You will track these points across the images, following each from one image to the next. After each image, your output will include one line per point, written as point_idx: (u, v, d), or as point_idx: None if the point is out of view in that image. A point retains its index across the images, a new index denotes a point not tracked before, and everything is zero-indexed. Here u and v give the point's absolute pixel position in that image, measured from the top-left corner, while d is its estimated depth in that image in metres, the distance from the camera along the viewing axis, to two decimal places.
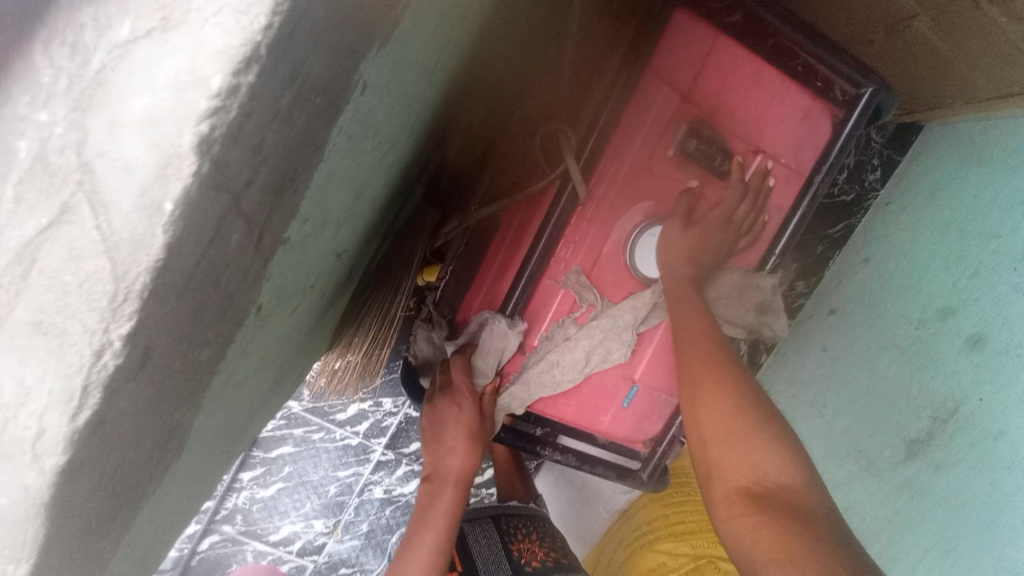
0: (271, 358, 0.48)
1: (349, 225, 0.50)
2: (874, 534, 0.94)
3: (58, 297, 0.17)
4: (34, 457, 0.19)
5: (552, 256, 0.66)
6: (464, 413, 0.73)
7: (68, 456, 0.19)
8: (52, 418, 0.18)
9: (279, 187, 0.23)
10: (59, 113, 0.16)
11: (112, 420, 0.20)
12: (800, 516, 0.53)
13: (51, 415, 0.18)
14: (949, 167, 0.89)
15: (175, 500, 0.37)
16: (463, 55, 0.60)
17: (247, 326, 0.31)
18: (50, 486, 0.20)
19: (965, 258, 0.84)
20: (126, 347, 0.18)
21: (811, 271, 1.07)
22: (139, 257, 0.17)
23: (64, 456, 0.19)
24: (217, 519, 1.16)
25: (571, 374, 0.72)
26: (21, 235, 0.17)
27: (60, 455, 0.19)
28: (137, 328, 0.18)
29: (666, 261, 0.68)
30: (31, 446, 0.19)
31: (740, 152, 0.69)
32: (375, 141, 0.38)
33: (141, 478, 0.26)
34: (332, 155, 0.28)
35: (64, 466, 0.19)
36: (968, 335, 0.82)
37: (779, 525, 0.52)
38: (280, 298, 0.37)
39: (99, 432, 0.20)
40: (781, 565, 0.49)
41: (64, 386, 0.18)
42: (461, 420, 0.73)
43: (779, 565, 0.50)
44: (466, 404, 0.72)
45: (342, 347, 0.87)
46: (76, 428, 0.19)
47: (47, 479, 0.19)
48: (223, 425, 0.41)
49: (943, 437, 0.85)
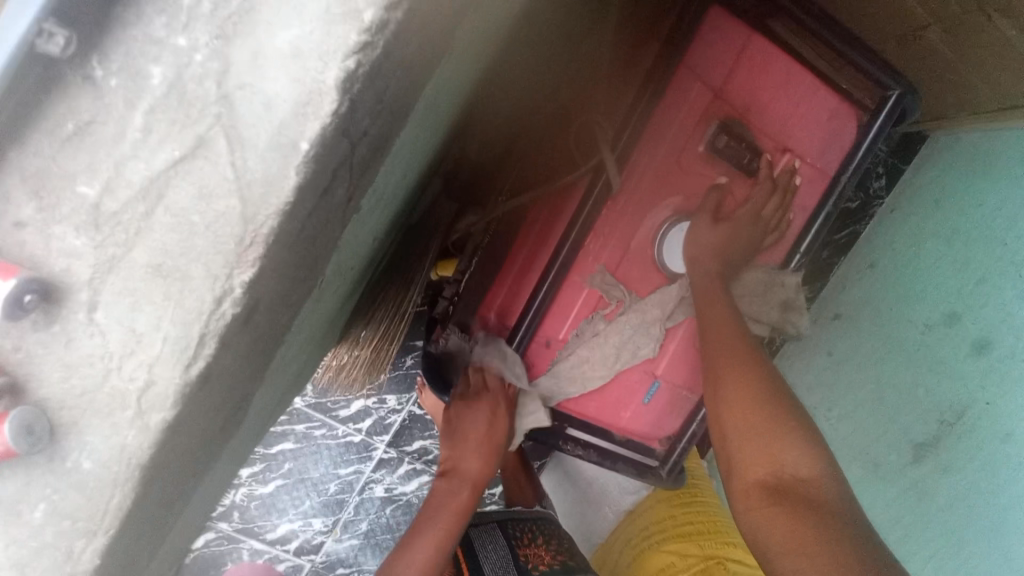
0: (306, 345, 0.47)
1: (390, 206, 0.50)
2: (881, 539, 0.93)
3: (185, 236, 0.20)
4: (139, 412, 0.21)
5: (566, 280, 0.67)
6: (489, 416, 0.75)
7: (173, 413, 0.21)
8: (163, 369, 0.21)
9: (379, 146, 0.22)
10: (201, 40, 0.19)
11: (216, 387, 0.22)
12: (816, 508, 0.52)
13: (163, 366, 0.21)
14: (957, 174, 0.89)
15: (220, 484, 0.36)
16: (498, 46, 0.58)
17: (312, 298, 0.31)
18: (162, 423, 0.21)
19: (967, 266, 0.86)
20: (243, 296, 0.20)
21: (814, 276, 1.00)
22: (269, 199, 0.18)
23: (169, 412, 0.21)
24: (215, 516, 1.14)
25: (603, 371, 0.72)
26: (151, 167, 0.19)
27: (166, 411, 0.21)
28: (257, 274, 0.19)
29: (690, 257, 0.68)
30: (137, 399, 0.21)
31: (769, 151, 0.69)
32: (433, 117, 0.38)
33: (208, 455, 0.25)
34: (412, 124, 0.29)
35: (167, 423, 0.21)
36: (975, 340, 0.85)
37: (795, 516, 0.52)
38: (335, 275, 0.36)
39: (205, 389, 0.21)
40: (799, 557, 0.49)
41: (181, 333, 0.20)
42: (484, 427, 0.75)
43: (793, 556, 0.50)
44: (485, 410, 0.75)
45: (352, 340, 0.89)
46: (187, 380, 0.21)
47: (149, 436, 0.22)
48: (268, 405, 0.40)
49: (950, 438, 0.87)
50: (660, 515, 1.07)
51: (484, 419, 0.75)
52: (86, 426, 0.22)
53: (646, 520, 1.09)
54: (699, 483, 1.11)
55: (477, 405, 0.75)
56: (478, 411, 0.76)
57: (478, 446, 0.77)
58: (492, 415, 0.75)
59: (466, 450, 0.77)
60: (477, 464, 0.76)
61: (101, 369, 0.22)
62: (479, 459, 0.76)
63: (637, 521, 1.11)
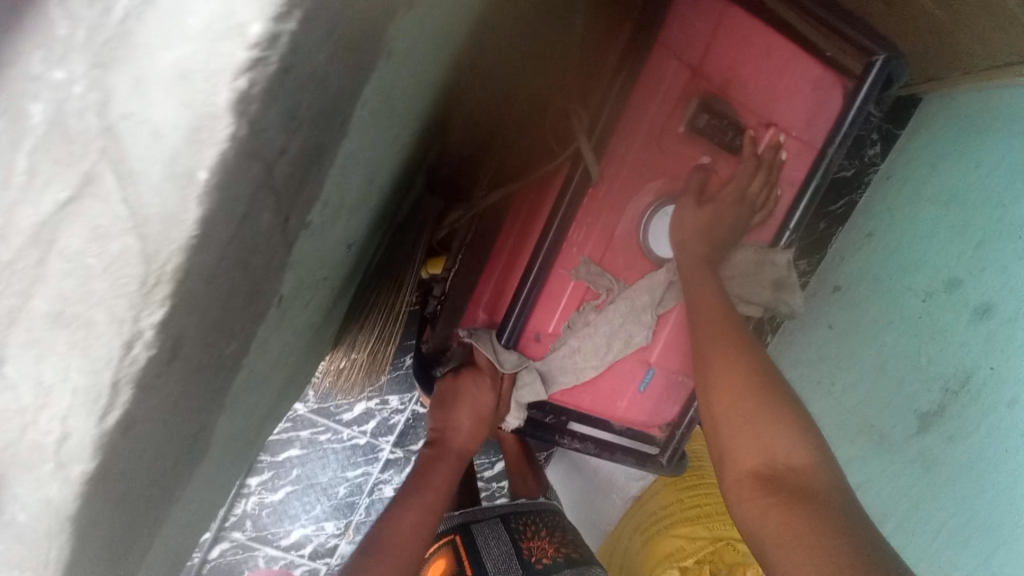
0: (285, 361, 0.46)
1: (363, 210, 0.48)
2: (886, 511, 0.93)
3: (80, 282, 0.16)
4: (58, 465, 0.19)
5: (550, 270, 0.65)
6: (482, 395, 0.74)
7: (95, 462, 0.19)
8: (76, 422, 0.18)
9: (308, 160, 0.21)
10: (78, 70, 0.14)
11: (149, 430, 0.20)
12: (808, 497, 0.51)
13: (76, 417, 0.18)
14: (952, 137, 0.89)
15: (196, 511, 0.36)
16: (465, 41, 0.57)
17: (269, 319, 0.29)
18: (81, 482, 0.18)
19: (969, 229, 0.84)
20: (156, 339, 0.18)
21: (811, 250, 1.07)
22: (171, 234, 0.16)
23: (91, 462, 0.19)
24: (227, 525, 1.17)
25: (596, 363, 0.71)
26: (36, 212, 0.15)
27: (86, 462, 0.19)
28: (170, 316, 0.17)
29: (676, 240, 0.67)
30: (54, 452, 0.18)
31: (751, 127, 0.67)
32: (390, 120, 0.37)
33: (153, 494, 0.24)
34: (357, 132, 0.27)
35: (91, 473, 0.19)
36: (976, 305, 0.82)
37: (787, 505, 0.51)
38: (298, 290, 0.35)
39: (130, 435, 0.19)
40: (792, 548, 0.48)
41: (90, 383, 0.17)
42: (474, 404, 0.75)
43: (786, 547, 0.49)
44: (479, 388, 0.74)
45: (345, 347, 0.88)
46: (104, 430, 0.18)
47: (72, 488, 0.19)
48: (243, 426, 0.39)
49: (955, 407, 0.84)
50: (666, 500, 1.07)
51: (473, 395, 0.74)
52: (13, 483, 0.19)
53: (654, 505, 1.10)
54: (704, 465, 1.09)
55: (469, 384, 0.74)
56: (467, 387, 0.74)
57: (469, 420, 0.76)
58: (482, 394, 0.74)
59: (456, 422, 0.77)
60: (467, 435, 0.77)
61: (14, 425, 0.18)
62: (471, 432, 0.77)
63: (645, 508, 1.12)
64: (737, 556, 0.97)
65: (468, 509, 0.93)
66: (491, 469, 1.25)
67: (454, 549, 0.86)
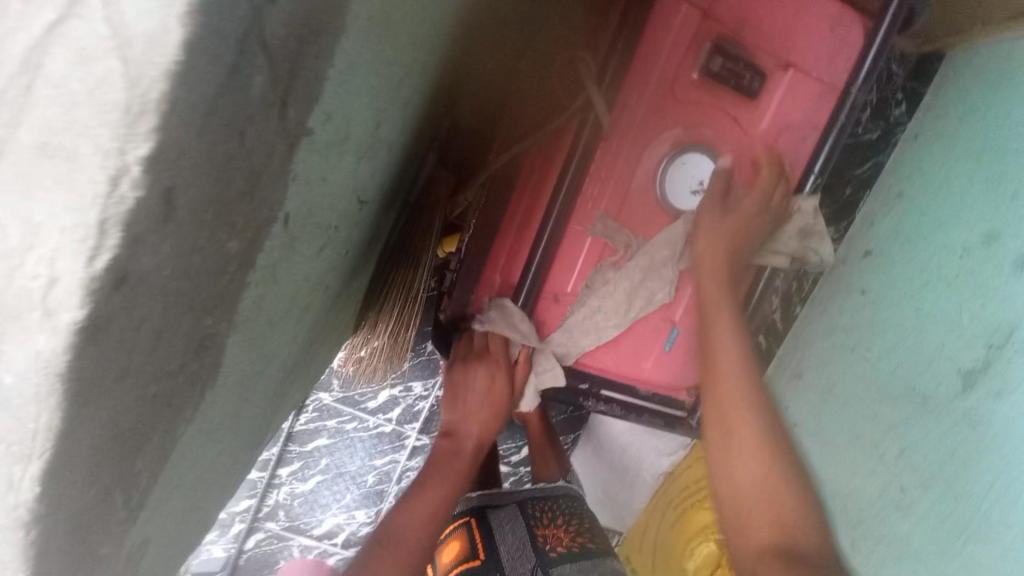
0: (297, 319, 0.46)
1: (371, 162, 0.48)
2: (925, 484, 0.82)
3: (66, 111, 0.15)
4: (47, 313, 0.16)
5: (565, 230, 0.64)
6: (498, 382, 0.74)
7: (87, 312, 0.17)
8: (65, 263, 0.16)
9: (302, 30, 0.21)
10: None
11: (146, 312, 0.19)
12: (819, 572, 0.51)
13: (64, 259, 0.16)
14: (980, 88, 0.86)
15: (212, 452, 0.36)
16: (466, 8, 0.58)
17: (275, 238, 0.29)
18: (66, 348, 0.17)
19: (1004, 179, 0.79)
20: (144, 178, 0.16)
21: (839, 216, 1.09)
22: (153, 58, 0.15)
23: (81, 312, 0.16)
24: (260, 517, 1.24)
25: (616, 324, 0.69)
26: (29, 36, 0.16)
27: (78, 310, 0.16)
28: (157, 154, 0.16)
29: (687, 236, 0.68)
30: (42, 298, 0.16)
31: (769, 70, 0.65)
32: (393, 52, 0.36)
33: (162, 400, 0.24)
34: (355, 37, 0.27)
35: (83, 325, 0.17)
36: (1015, 257, 0.75)
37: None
38: (306, 223, 0.34)
39: (122, 292, 0.17)
40: None
41: (77, 222, 0.16)
42: (489, 393, 0.74)
43: None
44: (499, 375, 0.74)
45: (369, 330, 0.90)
46: (94, 275, 0.16)
47: (62, 340, 0.17)
48: (257, 374, 0.39)
49: (1000, 360, 0.74)
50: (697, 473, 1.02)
51: (491, 382, 0.74)
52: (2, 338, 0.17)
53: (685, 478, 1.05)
54: None
55: (484, 366, 0.74)
56: (483, 373, 0.74)
57: (482, 407, 0.75)
58: (498, 376, 0.74)
59: (471, 412, 0.76)
60: (482, 429, 0.76)
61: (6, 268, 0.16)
62: (486, 424, 0.76)
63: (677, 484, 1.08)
64: None
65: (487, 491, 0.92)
66: (517, 453, 1.24)
67: (467, 530, 0.86)
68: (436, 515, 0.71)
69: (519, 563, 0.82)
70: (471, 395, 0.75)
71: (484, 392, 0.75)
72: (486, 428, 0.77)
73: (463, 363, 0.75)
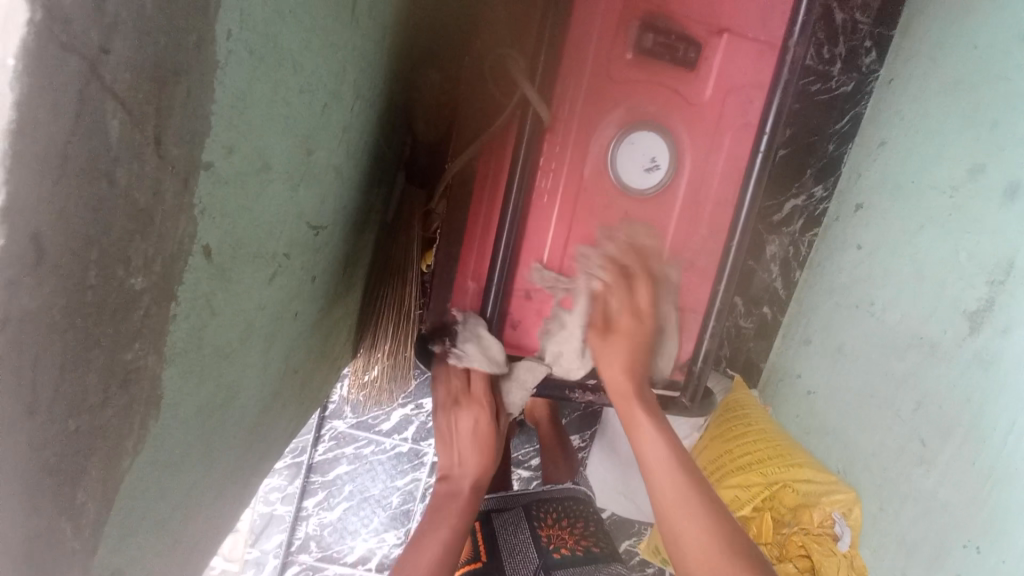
0: (262, 346, 0.48)
1: (316, 188, 0.50)
2: (946, 430, 0.76)
3: None
4: None
5: (525, 225, 0.65)
6: (479, 419, 0.73)
7: None
8: None
9: (157, 75, 0.23)
10: None
11: (43, 346, 0.22)
12: None
13: None
14: (944, 24, 0.85)
15: (177, 475, 0.38)
16: (392, 29, 0.61)
17: (202, 273, 0.31)
18: None
19: (982, 108, 0.76)
20: (4, 227, 0.18)
21: (828, 171, 1.06)
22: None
23: None
24: (293, 551, 1.24)
25: (580, 363, 0.70)
26: None
27: None
28: (10, 202, 0.18)
29: (586, 327, 0.69)
30: None
31: (703, 38, 0.65)
32: (301, 79, 0.38)
33: (98, 426, 0.27)
34: (239, 70, 0.29)
35: None
36: (1004, 186, 0.72)
37: None
38: (239, 257, 0.36)
39: (10, 331, 0.20)
40: None
41: None
42: (473, 430, 0.74)
43: None
44: (478, 412, 0.73)
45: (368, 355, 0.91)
46: None
47: None
48: (218, 403, 0.41)
49: (1004, 297, 0.70)
50: (714, 454, 1.00)
51: (473, 417, 0.74)
52: None
53: (701, 461, 1.03)
54: (750, 411, 1.03)
55: (464, 406, 0.74)
56: (464, 409, 0.74)
57: (472, 443, 0.74)
58: (478, 411, 0.73)
59: (461, 451, 0.74)
60: (473, 466, 0.74)
61: None
62: (475, 461, 0.74)
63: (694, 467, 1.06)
64: (797, 499, 0.88)
65: (499, 496, 0.99)
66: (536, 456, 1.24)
67: (472, 534, 0.92)
68: (444, 561, 0.66)
69: (520, 563, 0.86)
70: (456, 436, 0.74)
71: (470, 428, 0.74)
72: (479, 465, 0.74)
73: (449, 407, 0.74)
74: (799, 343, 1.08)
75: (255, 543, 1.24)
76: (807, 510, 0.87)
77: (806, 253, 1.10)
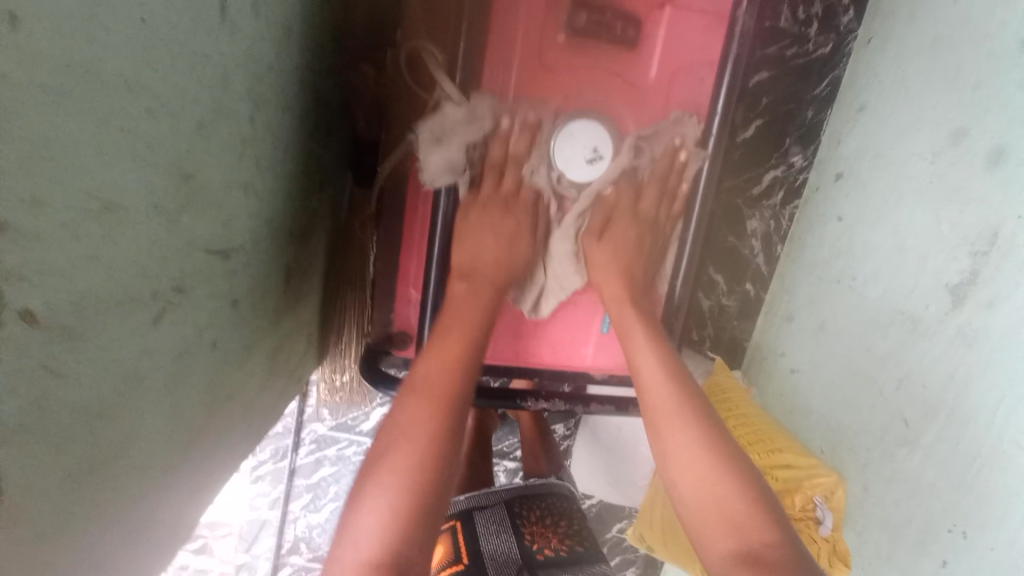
0: (166, 382, 0.44)
1: (214, 211, 0.45)
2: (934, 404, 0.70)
3: None
4: None
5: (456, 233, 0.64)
6: (517, 224, 0.67)
7: None
8: None
9: None
10: None
11: None
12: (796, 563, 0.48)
13: None
14: None
15: (61, 533, 0.37)
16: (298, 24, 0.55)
17: (29, 339, 0.29)
18: None
19: (965, 68, 0.70)
20: None
21: (806, 139, 0.98)
22: None
23: None
24: (284, 553, 1.22)
25: (574, 269, 0.70)
26: None
27: None
28: None
29: (582, 229, 0.70)
30: None
31: (642, 13, 0.59)
32: (147, 105, 0.33)
33: None
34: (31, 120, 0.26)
35: None
36: (988, 151, 0.66)
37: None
38: (92, 308, 0.33)
39: None
40: None
41: None
42: (510, 232, 0.66)
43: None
44: (519, 212, 0.67)
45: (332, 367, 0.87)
46: None
47: None
48: (106, 458, 0.39)
49: (989, 270, 0.65)
50: None
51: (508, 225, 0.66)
52: None
53: None
54: (730, 396, 0.99)
55: (502, 201, 0.67)
56: (504, 211, 0.66)
57: (500, 241, 0.66)
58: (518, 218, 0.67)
59: (484, 246, 0.65)
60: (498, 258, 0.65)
61: None
62: (504, 251, 0.66)
63: None
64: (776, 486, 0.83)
65: (477, 493, 0.96)
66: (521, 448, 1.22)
67: (452, 535, 0.89)
68: (470, 347, 0.58)
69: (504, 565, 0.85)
70: (479, 240, 0.65)
71: (505, 227, 0.66)
72: (502, 266, 0.66)
73: (480, 209, 0.66)
74: (782, 320, 1.01)
75: (248, 548, 1.20)
76: (788, 496, 0.81)
77: (787, 226, 1.03)
